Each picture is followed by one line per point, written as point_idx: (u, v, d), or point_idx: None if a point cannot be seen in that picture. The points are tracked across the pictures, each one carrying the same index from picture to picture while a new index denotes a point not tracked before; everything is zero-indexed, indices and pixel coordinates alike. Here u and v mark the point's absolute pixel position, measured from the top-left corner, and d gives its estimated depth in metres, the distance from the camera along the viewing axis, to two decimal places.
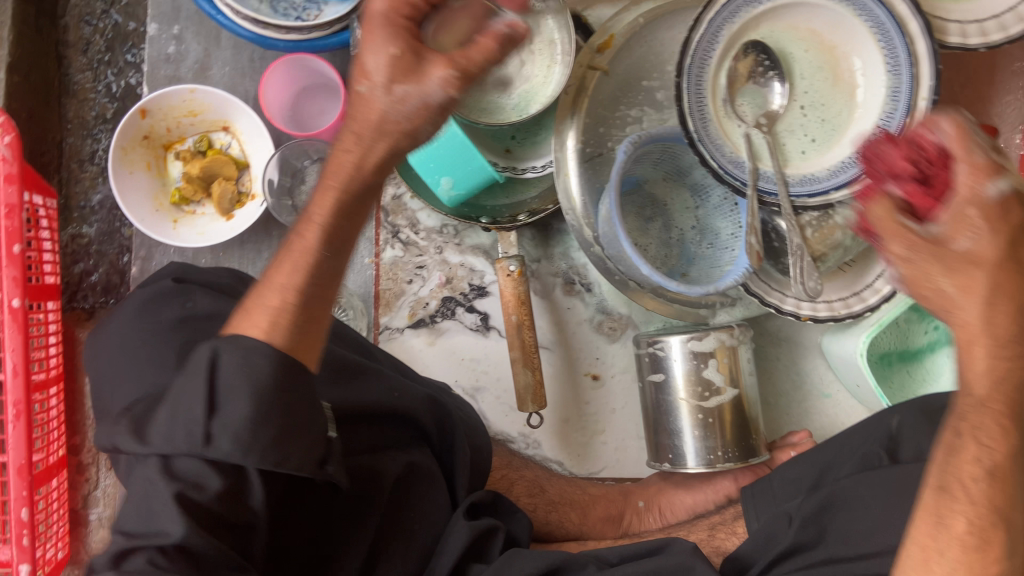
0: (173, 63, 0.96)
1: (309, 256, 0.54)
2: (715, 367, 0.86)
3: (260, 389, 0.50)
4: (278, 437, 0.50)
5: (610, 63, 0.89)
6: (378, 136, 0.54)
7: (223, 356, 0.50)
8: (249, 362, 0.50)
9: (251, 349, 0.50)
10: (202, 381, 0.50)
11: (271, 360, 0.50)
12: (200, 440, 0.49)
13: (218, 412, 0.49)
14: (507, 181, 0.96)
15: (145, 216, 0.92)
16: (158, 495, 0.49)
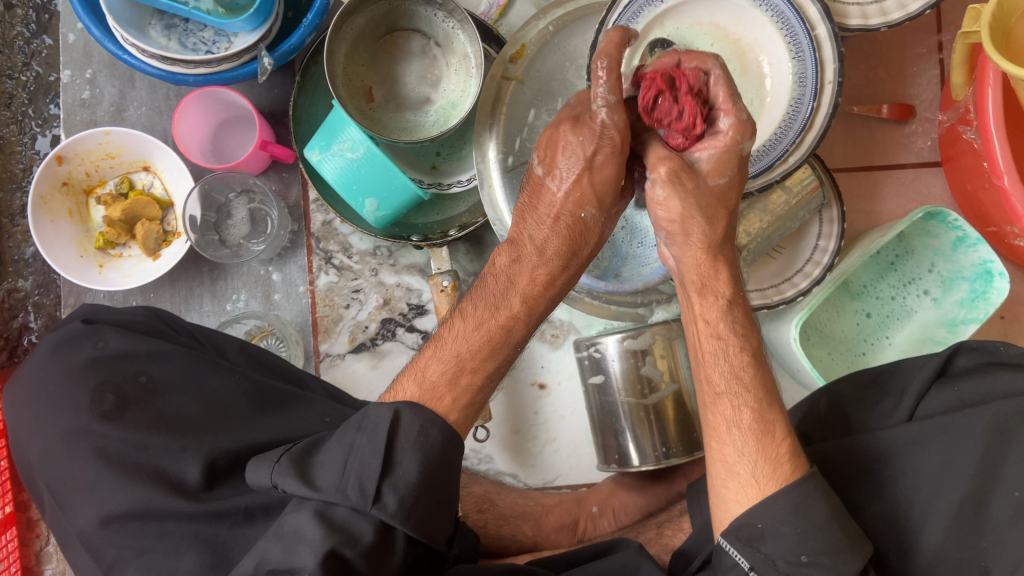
0: (89, 108, 0.96)
1: (497, 332, 0.66)
2: (653, 364, 0.86)
3: (427, 457, 0.57)
4: (431, 507, 0.57)
5: (524, 72, 0.89)
6: (571, 229, 0.66)
7: (403, 417, 0.58)
8: (431, 433, 0.58)
9: (430, 420, 0.59)
10: (414, 438, 0.58)
11: (443, 433, 0.59)
12: (370, 499, 0.55)
13: (395, 474, 0.56)
14: (434, 197, 0.96)
15: (70, 262, 0.91)
16: (311, 537, 0.54)
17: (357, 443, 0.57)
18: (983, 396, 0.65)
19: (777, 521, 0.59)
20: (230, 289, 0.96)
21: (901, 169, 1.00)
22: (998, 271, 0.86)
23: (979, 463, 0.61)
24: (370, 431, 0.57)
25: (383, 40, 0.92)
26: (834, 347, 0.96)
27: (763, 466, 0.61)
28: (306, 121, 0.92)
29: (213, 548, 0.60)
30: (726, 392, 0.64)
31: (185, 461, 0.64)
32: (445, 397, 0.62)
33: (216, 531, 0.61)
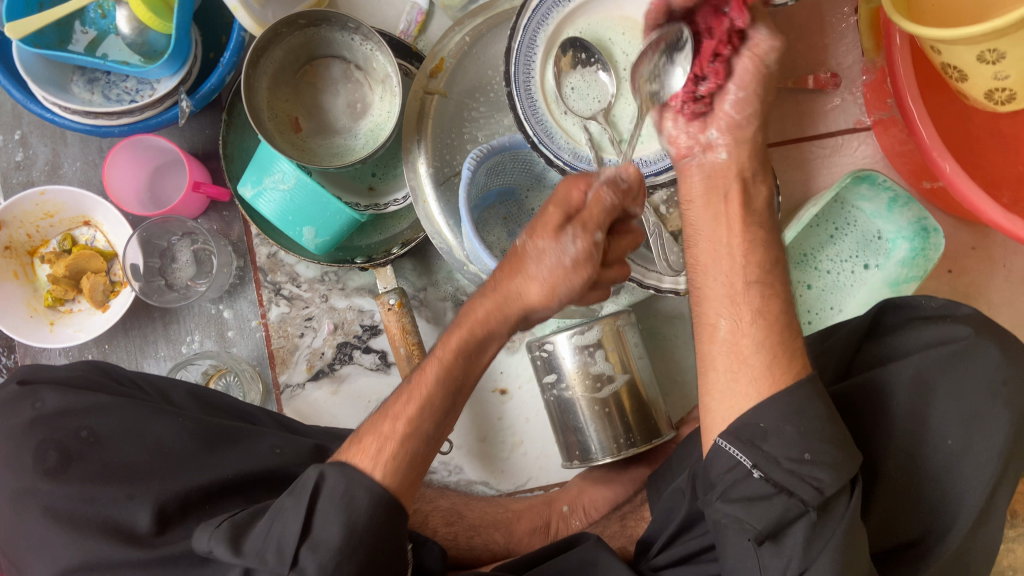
0: (25, 169, 0.97)
1: (423, 395, 0.66)
2: (604, 358, 0.86)
3: (349, 521, 0.59)
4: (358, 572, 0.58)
5: (446, 85, 0.91)
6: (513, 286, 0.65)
7: (330, 477, 0.61)
8: (356, 495, 0.60)
9: (356, 482, 0.60)
10: (338, 500, 0.59)
11: (370, 496, 0.60)
12: (289, 564, 0.57)
13: (315, 537, 0.58)
14: (373, 219, 0.96)
15: (20, 324, 0.91)
16: None
17: (282, 507, 0.60)
18: (907, 351, 0.67)
19: (780, 419, 0.59)
20: (183, 331, 0.97)
21: (831, 137, 1.01)
22: (933, 229, 0.90)
23: (909, 417, 0.62)
24: (299, 491, 0.60)
25: (304, 70, 0.93)
26: (783, 307, 0.97)
27: (766, 373, 0.61)
28: (238, 157, 0.93)
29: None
30: (750, 290, 0.64)
31: (132, 510, 0.64)
32: (371, 451, 0.63)
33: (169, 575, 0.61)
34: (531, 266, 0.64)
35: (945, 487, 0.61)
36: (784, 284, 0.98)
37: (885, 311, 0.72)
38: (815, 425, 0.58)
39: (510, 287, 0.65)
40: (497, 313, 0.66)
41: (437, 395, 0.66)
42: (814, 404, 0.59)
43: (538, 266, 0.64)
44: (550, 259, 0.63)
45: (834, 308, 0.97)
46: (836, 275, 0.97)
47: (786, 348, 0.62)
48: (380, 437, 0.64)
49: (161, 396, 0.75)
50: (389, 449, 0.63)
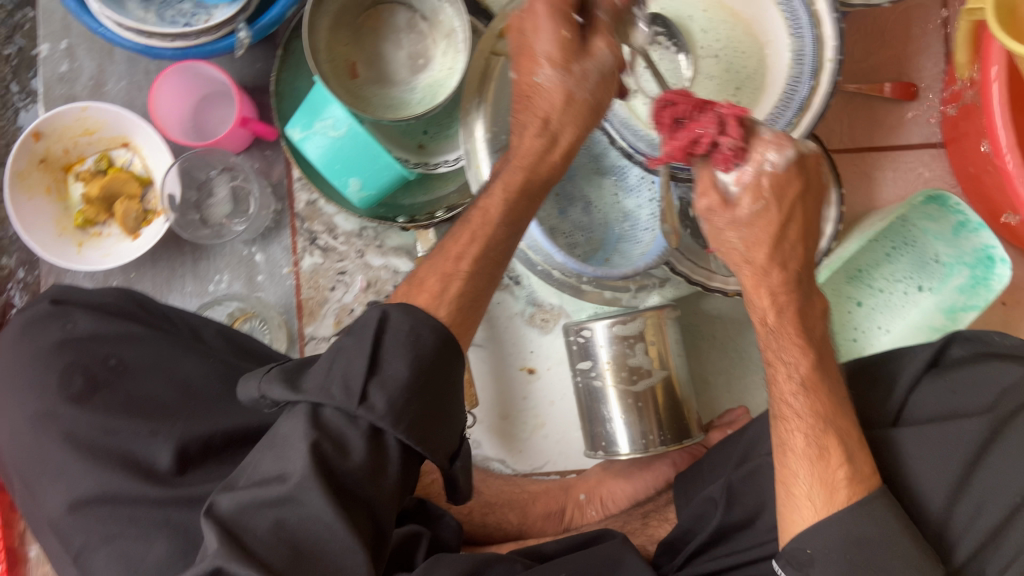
0: (68, 82, 0.94)
1: (485, 227, 0.68)
2: (643, 351, 0.84)
3: (417, 360, 0.56)
4: (421, 417, 0.55)
5: (512, 48, 0.85)
6: (564, 116, 0.69)
7: (393, 318, 0.57)
8: (423, 333, 0.57)
9: (421, 321, 0.58)
10: (403, 337, 0.56)
11: (436, 333, 0.58)
12: (357, 399, 0.53)
13: (383, 374, 0.54)
14: (421, 177, 0.93)
15: (48, 241, 0.88)
16: (291, 436, 0.53)
17: (342, 348, 0.56)
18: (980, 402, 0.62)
19: (827, 549, 0.58)
20: (213, 270, 0.94)
21: (901, 151, 0.97)
22: (1000, 257, 0.85)
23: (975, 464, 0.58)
24: (359, 334, 0.57)
25: (367, 14, 0.90)
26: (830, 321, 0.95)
27: (819, 492, 0.60)
28: (288, 97, 0.90)
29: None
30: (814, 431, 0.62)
31: (153, 445, 0.61)
32: (434, 287, 0.63)
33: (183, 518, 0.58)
34: (541, 93, 0.68)
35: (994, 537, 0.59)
36: (835, 296, 0.95)
37: (953, 343, 0.67)
38: (868, 562, 0.58)
39: (560, 119, 0.69)
40: (535, 132, 0.70)
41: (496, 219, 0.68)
42: (870, 530, 0.58)
43: (546, 86, 0.68)
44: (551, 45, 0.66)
45: (882, 327, 0.94)
46: (888, 296, 0.94)
47: (831, 468, 0.61)
48: (442, 275, 0.64)
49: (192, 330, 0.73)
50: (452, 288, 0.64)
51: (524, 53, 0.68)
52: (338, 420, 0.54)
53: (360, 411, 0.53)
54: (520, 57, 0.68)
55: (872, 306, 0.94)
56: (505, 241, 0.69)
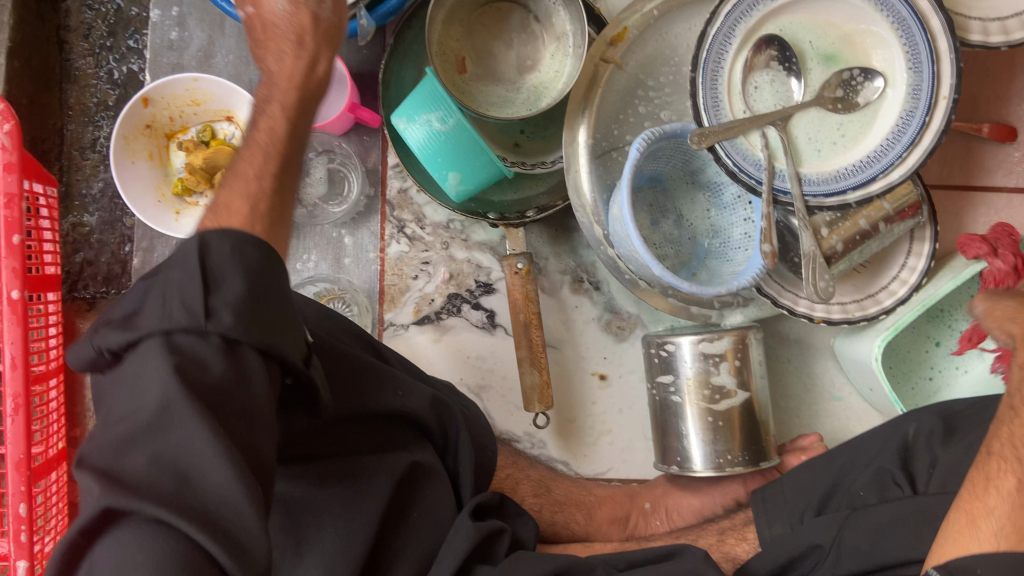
0: (177, 51, 0.95)
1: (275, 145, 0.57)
2: (727, 371, 0.84)
3: (249, 272, 0.47)
4: (266, 324, 0.47)
5: (622, 56, 0.87)
6: (318, 39, 0.63)
7: (210, 244, 0.46)
8: (249, 253, 0.47)
9: (245, 240, 0.48)
10: (189, 263, 0.45)
11: (260, 248, 0.48)
12: (202, 316, 0.44)
13: (220, 288, 0.45)
14: (517, 176, 0.93)
15: (148, 207, 0.90)
16: (149, 369, 0.43)
17: (166, 277, 0.45)
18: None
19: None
20: (301, 248, 0.95)
21: (995, 192, 0.96)
22: None
23: None
24: (179, 263, 0.45)
25: (480, 12, 0.90)
26: (909, 359, 0.94)
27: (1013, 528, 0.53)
28: (394, 86, 0.90)
29: (286, 509, 0.63)
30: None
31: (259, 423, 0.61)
32: (243, 208, 0.52)
33: (290, 491, 0.63)
34: (279, 20, 0.62)
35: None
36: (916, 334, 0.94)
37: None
38: None
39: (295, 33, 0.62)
40: (289, 43, 0.61)
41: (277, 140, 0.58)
42: None
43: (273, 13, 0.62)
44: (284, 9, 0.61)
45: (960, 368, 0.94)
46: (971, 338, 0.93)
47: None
48: (248, 194, 0.53)
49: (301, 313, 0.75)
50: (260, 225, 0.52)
51: None
52: (193, 343, 0.44)
53: (207, 328, 0.44)
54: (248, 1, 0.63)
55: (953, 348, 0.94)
56: (298, 156, 0.59)
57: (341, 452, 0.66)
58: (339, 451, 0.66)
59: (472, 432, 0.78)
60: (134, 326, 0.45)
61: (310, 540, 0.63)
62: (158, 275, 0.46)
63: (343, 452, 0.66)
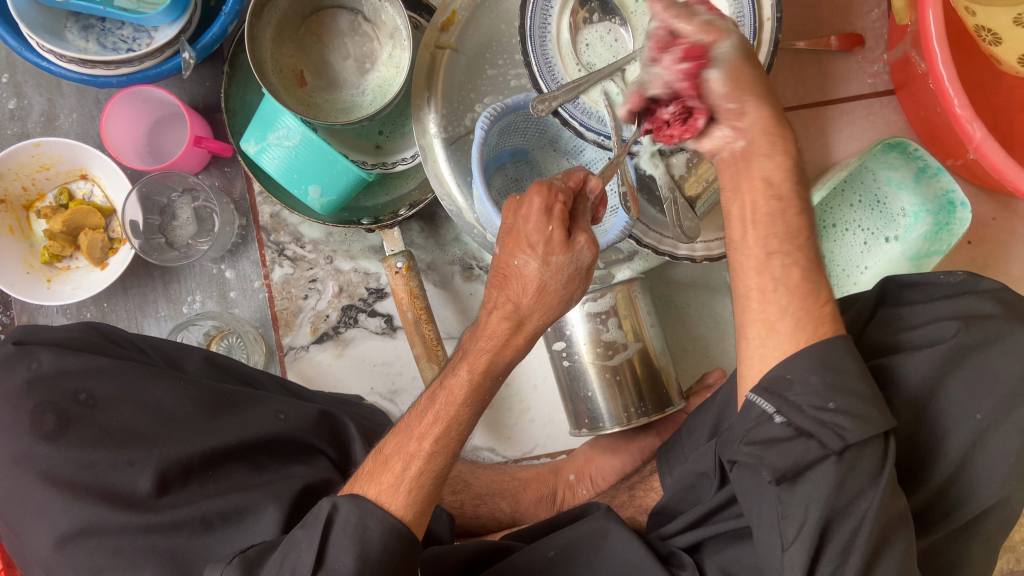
0: (19, 120, 0.94)
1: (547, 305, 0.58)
2: (616, 326, 0.85)
3: (363, 548, 0.56)
4: None
5: (457, 40, 0.87)
6: (536, 303, 0.58)
7: (342, 508, 0.57)
8: (369, 525, 0.57)
9: (369, 510, 0.58)
10: (350, 531, 0.56)
11: (383, 526, 0.57)
12: None
13: (329, 565, 0.56)
14: (379, 178, 0.93)
15: (16, 280, 0.89)
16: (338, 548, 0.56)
17: (343, 516, 0.57)
18: (907, 348, 0.64)
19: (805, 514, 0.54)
20: (184, 291, 0.95)
21: (855, 101, 0.98)
22: (960, 201, 0.87)
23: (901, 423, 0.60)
24: (312, 524, 0.57)
25: (309, 22, 0.90)
26: None
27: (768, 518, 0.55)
28: (241, 111, 0.90)
29: (173, 560, 0.61)
30: (778, 252, 0.58)
31: (122, 477, 0.63)
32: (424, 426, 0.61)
33: (172, 541, 0.62)
34: (515, 277, 0.58)
35: (961, 477, 0.60)
36: (811, 245, 0.97)
37: (888, 287, 0.70)
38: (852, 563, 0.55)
39: (529, 307, 0.58)
40: (529, 245, 0.57)
41: (460, 400, 0.62)
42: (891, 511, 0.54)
43: (523, 270, 0.57)
44: (540, 232, 0.56)
45: (860, 266, 0.95)
46: (858, 234, 0.96)
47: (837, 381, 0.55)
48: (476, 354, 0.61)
49: (180, 364, 0.76)
50: (414, 467, 0.60)
51: (508, 232, 0.58)
52: None
53: None
54: (504, 239, 0.58)
55: (848, 241, 0.96)
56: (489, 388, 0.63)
57: (224, 488, 0.67)
58: (223, 487, 0.67)
59: (369, 438, 0.80)
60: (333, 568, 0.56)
61: None
62: (392, 462, 0.61)
63: (226, 488, 0.67)
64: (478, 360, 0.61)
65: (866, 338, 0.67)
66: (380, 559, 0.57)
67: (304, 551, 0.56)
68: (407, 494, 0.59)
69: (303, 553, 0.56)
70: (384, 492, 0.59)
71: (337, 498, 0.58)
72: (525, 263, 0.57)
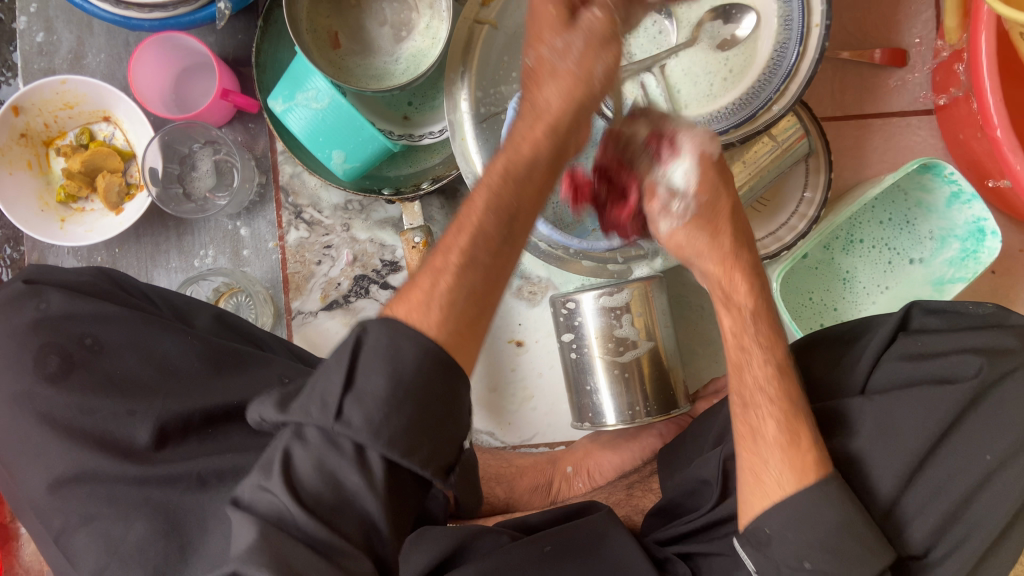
0: (46, 55, 0.93)
1: (571, 103, 0.60)
2: (630, 323, 0.84)
3: (397, 371, 0.48)
4: (408, 427, 0.48)
5: (498, 16, 0.84)
6: (562, 92, 0.59)
7: (369, 333, 0.50)
8: (402, 347, 0.49)
9: (402, 333, 0.50)
10: (381, 351, 0.49)
11: (418, 347, 0.49)
12: (333, 416, 0.47)
13: (359, 387, 0.48)
14: (406, 149, 0.92)
15: (29, 218, 0.88)
16: (369, 371, 0.48)
17: (371, 336, 0.50)
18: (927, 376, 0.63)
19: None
20: (197, 245, 0.94)
21: (893, 118, 0.95)
22: (990, 230, 0.85)
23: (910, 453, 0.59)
24: (339, 347, 0.50)
25: None
26: (827, 275, 0.95)
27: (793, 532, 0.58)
28: (271, 68, 0.89)
29: (166, 515, 0.60)
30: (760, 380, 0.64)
31: (121, 428, 0.63)
32: None
33: (166, 495, 0.60)
34: (544, 92, 0.60)
35: (966, 514, 0.59)
36: (833, 260, 0.95)
37: (915, 311, 0.68)
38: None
39: (558, 106, 0.60)
40: (548, 21, 0.59)
41: (486, 209, 0.57)
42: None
43: (552, 69, 0.59)
44: (542, 10, 0.59)
45: (880, 287, 0.94)
46: (882, 253, 0.94)
47: (804, 451, 0.60)
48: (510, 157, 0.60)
49: (190, 318, 0.75)
50: (446, 284, 0.53)
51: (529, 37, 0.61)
52: (317, 444, 0.48)
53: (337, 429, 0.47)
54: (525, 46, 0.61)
55: (871, 260, 0.94)
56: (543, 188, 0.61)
57: (222, 447, 0.65)
58: (222, 445, 0.65)
59: None
60: (366, 387, 0.48)
61: (193, 549, 0.59)
62: (423, 284, 0.54)
63: (224, 446, 0.65)
64: (515, 164, 0.59)
65: (886, 359, 0.66)
66: (414, 382, 0.48)
67: (333, 372, 0.49)
68: (443, 310, 0.52)
69: (332, 376, 0.49)
70: (413, 311, 0.52)
71: (367, 321, 0.51)
72: (557, 61, 0.59)
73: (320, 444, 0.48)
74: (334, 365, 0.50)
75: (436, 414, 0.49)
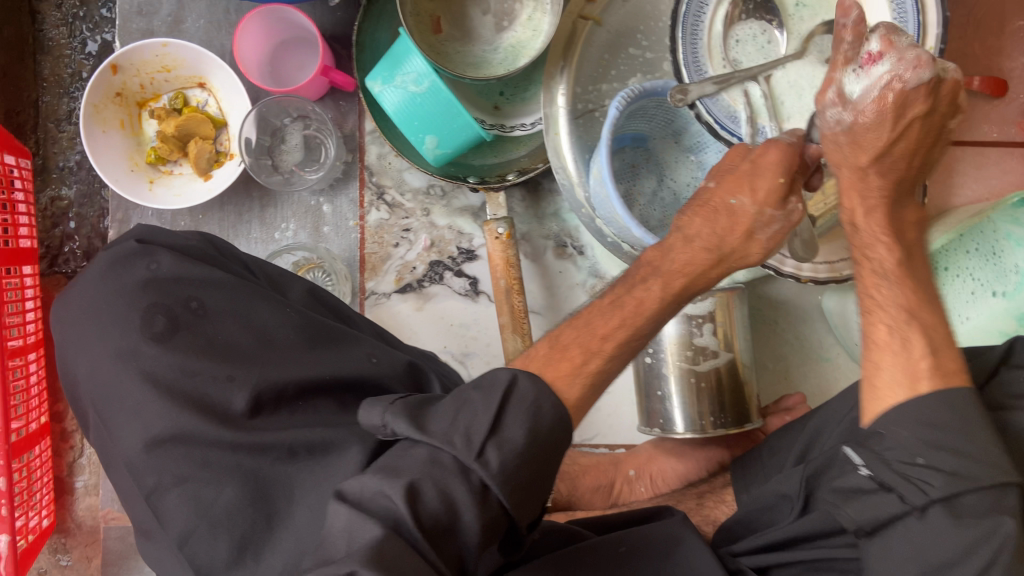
0: (146, 16, 0.93)
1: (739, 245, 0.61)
2: (710, 331, 0.84)
3: (534, 427, 0.50)
4: (526, 484, 0.49)
5: (601, 13, 0.85)
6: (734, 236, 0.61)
7: (520, 381, 0.51)
8: (543, 407, 0.51)
9: (546, 391, 0.52)
10: (527, 407, 0.50)
11: (556, 408, 0.51)
12: (474, 452, 0.48)
13: (502, 434, 0.49)
14: (495, 139, 0.92)
15: (120, 176, 0.88)
16: (510, 418, 0.50)
17: (521, 385, 0.51)
18: None
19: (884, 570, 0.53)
20: (279, 218, 0.95)
21: (985, 147, 0.94)
22: None
23: None
24: (487, 386, 0.51)
25: None
26: None
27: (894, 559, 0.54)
28: (369, 49, 0.88)
29: (255, 482, 0.60)
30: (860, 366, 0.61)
31: (221, 392, 0.63)
32: None
33: (257, 463, 0.60)
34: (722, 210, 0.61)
35: None
36: None
37: None
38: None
39: (730, 246, 0.61)
40: (770, 170, 0.60)
41: (649, 312, 0.59)
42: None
43: (736, 207, 0.61)
44: (768, 181, 0.60)
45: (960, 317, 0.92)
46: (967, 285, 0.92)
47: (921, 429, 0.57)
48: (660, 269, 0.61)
49: (284, 290, 0.75)
50: (594, 366, 0.56)
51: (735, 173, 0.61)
52: (449, 470, 0.48)
53: (473, 465, 0.48)
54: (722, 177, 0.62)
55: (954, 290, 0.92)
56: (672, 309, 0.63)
57: (311, 420, 0.65)
58: (309, 420, 0.65)
59: None
60: (504, 433, 0.49)
61: (281, 517, 0.59)
62: (571, 352, 0.56)
63: (313, 421, 0.65)
64: (672, 280, 0.61)
65: None
66: (545, 439, 0.50)
67: (479, 410, 0.50)
68: (584, 386, 0.54)
69: (478, 414, 0.49)
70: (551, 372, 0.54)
71: (515, 370, 0.52)
72: (744, 204, 0.60)
73: (451, 470, 0.48)
74: (479, 404, 0.50)
75: (545, 473, 0.50)
